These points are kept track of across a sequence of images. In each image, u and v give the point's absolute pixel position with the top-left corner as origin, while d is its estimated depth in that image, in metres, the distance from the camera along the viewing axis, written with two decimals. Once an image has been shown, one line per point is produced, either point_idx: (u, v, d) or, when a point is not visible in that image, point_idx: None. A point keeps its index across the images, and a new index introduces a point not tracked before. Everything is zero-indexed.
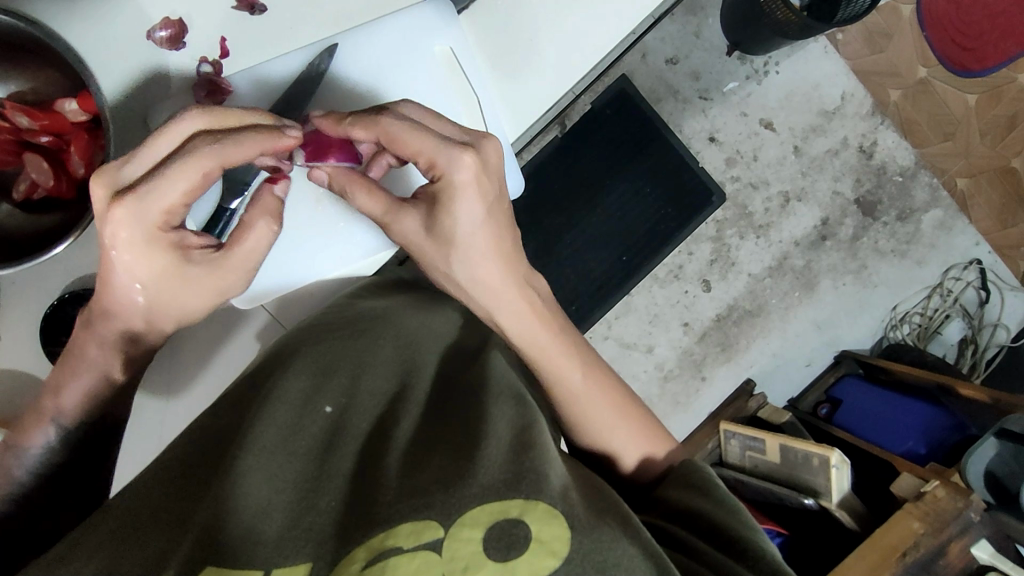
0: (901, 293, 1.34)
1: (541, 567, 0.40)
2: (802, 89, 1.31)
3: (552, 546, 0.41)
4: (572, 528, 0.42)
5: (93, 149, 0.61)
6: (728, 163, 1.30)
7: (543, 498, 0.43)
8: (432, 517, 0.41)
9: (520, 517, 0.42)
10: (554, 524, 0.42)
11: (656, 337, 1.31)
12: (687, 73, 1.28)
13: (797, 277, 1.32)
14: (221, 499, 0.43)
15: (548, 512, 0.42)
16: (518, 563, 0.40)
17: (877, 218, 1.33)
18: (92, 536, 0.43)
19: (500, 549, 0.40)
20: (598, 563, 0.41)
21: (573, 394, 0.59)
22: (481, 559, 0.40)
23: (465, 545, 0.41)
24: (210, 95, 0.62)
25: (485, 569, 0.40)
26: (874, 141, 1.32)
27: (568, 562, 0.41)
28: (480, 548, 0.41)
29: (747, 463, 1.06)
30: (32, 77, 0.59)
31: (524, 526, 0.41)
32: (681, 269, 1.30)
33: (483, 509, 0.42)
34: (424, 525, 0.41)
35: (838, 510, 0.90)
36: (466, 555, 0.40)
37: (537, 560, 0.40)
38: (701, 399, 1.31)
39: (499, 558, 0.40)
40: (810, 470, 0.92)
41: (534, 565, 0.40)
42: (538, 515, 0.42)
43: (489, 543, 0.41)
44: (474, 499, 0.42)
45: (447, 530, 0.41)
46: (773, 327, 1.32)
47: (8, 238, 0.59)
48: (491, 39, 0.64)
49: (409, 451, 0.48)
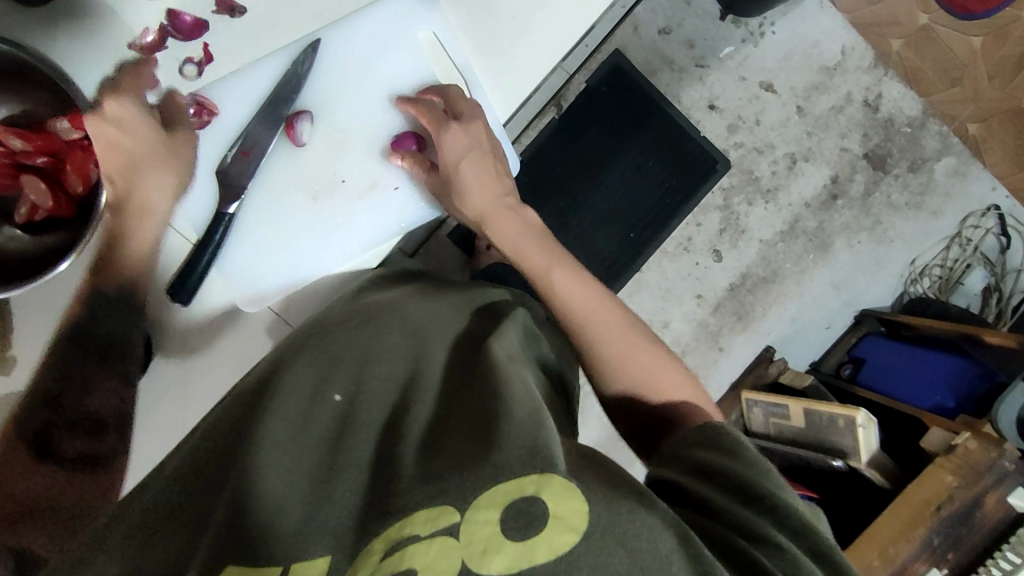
0: (918, 247, 1.31)
1: (560, 543, 0.39)
2: (800, 47, 1.28)
3: (571, 522, 0.40)
4: (591, 502, 0.40)
5: (88, 165, 0.61)
6: (731, 130, 1.28)
7: (557, 472, 0.42)
8: (447, 502, 0.41)
9: (536, 493, 0.41)
10: (571, 498, 0.40)
11: (671, 311, 1.29)
12: (680, 42, 1.26)
13: (810, 239, 1.30)
14: (238, 498, 0.45)
15: (564, 485, 0.41)
16: (536, 542, 0.39)
17: (888, 173, 1.31)
18: (120, 530, 0.46)
19: (519, 530, 0.39)
20: (620, 537, 0.40)
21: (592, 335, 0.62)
22: (499, 541, 0.39)
23: (483, 527, 0.40)
24: (200, 108, 0.63)
25: (505, 550, 0.39)
26: (878, 93, 1.30)
27: (587, 538, 0.39)
28: (499, 529, 0.40)
29: (773, 429, 1.07)
30: (22, 100, 0.59)
31: (540, 503, 0.40)
32: (692, 241, 1.29)
33: (498, 489, 0.41)
34: (439, 512, 0.41)
35: (868, 468, 0.90)
36: (484, 538, 0.39)
37: (553, 538, 0.39)
38: (721, 370, 1.30)
39: (517, 537, 0.39)
40: (837, 430, 0.92)
41: (553, 544, 0.39)
42: (554, 489, 0.41)
43: (506, 523, 0.40)
44: (489, 481, 0.42)
45: (463, 513, 0.41)
46: (790, 292, 1.30)
47: (10, 262, 0.59)
48: (473, 20, 0.63)
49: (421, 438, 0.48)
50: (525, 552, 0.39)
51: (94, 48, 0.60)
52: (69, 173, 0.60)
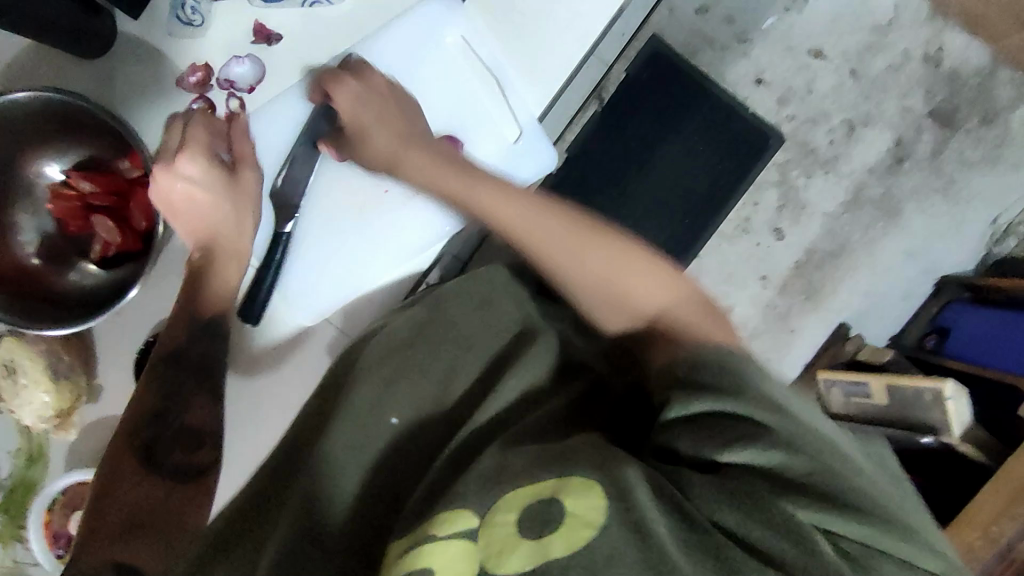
0: (999, 205, 1.23)
1: (577, 539, 0.42)
2: (848, 9, 1.22)
3: (587, 518, 0.43)
4: (607, 496, 0.43)
5: (149, 204, 0.64)
6: (781, 103, 1.24)
7: (572, 474, 0.45)
8: (464, 508, 0.44)
9: (553, 495, 0.44)
10: (590, 496, 0.44)
11: (734, 296, 1.26)
12: (721, 20, 1.23)
13: (878, 207, 1.24)
14: (319, 488, 0.56)
15: (581, 485, 0.44)
16: (551, 540, 0.42)
17: (957, 129, 1.23)
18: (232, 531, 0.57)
19: (534, 528, 0.43)
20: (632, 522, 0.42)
21: (550, 248, 0.59)
22: (516, 541, 0.43)
23: (503, 530, 0.44)
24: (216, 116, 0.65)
25: (523, 549, 0.42)
26: (939, 46, 1.22)
27: (604, 529, 0.42)
28: (516, 530, 0.43)
29: (854, 409, 1.05)
30: (88, 145, 0.63)
31: (558, 504, 0.44)
32: (750, 222, 1.25)
33: (517, 493, 0.45)
34: (458, 516, 0.44)
35: (963, 444, 0.90)
36: (503, 538, 0.43)
37: (572, 535, 0.42)
38: (793, 351, 1.26)
39: (532, 537, 0.43)
40: (925, 405, 0.93)
41: (570, 538, 0.42)
42: (572, 491, 0.44)
43: (523, 524, 0.43)
44: (508, 485, 0.45)
45: (484, 519, 0.44)
46: (862, 263, 1.24)
47: (83, 300, 0.62)
48: (501, 24, 0.64)
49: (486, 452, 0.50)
50: (541, 550, 0.42)
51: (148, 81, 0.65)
52: (133, 212, 0.64)
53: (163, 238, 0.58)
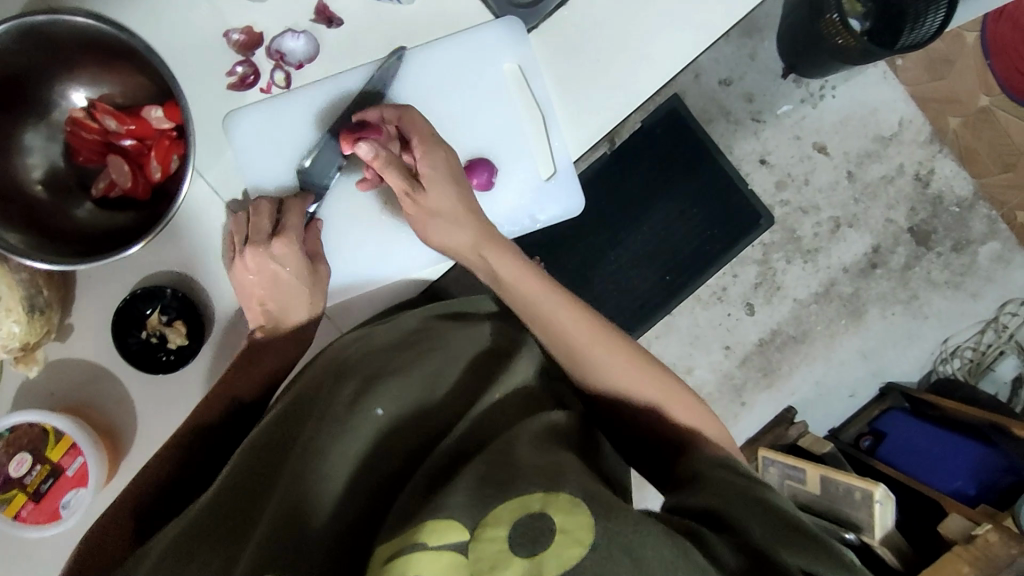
0: (954, 327, 1.31)
1: (568, 557, 0.42)
2: (858, 114, 1.28)
3: (577, 536, 0.43)
4: (595, 518, 0.44)
5: (171, 156, 0.62)
6: (779, 187, 1.29)
7: (562, 491, 0.46)
8: (453, 519, 0.44)
9: (543, 509, 0.44)
10: (577, 514, 0.44)
11: (696, 358, 1.30)
12: (739, 94, 1.27)
13: (844, 305, 1.30)
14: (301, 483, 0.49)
15: (569, 502, 0.45)
16: (543, 557, 0.42)
17: (930, 249, 1.31)
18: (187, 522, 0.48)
19: (525, 545, 0.43)
20: (623, 546, 0.43)
21: (567, 332, 0.62)
22: (508, 557, 0.43)
23: (490, 545, 0.43)
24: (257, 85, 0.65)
25: (513, 566, 0.42)
26: (931, 169, 1.30)
27: (594, 549, 0.42)
28: (507, 546, 0.43)
29: (787, 491, 1.10)
30: (123, 83, 0.62)
31: (547, 519, 0.44)
32: (726, 291, 1.29)
33: (506, 507, 0.45)
34: (449, 527, 0.44)
35: (881, 546, 0.94)
36: (492, 554, 0.43)
37: (563, 550, 0.42)
38: (739, 424, 1.30)
39: (524, 554, 0.43)
40: (854, 503, 0.97)
41: (562, 556, 0.42)
42: (560, 506, 0.44)
43: (514, 540, 0.43)
44: (498, 498, 0.46)
45: (471, 532, 0.44)
46: (819, 354, 1.30)
47: (87, 236, 0.62)
48: (560, 61, 0.65)
49: (480, 455, 0.51)
50: (533, 566, 0.42)
51: (193, 29, 0.63)
52: (152, 160, 0.62)
53: (177, 196, 0.56)
